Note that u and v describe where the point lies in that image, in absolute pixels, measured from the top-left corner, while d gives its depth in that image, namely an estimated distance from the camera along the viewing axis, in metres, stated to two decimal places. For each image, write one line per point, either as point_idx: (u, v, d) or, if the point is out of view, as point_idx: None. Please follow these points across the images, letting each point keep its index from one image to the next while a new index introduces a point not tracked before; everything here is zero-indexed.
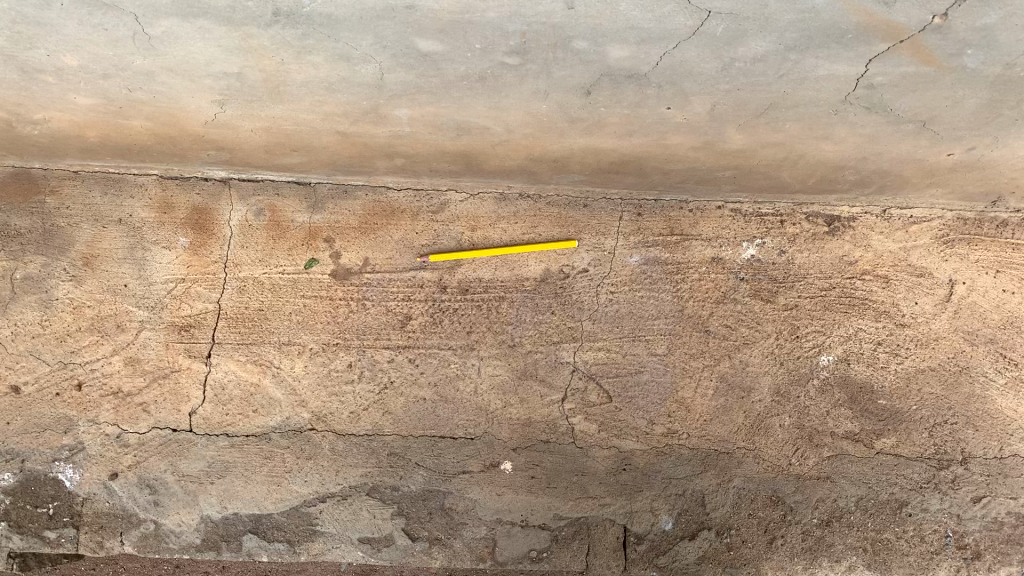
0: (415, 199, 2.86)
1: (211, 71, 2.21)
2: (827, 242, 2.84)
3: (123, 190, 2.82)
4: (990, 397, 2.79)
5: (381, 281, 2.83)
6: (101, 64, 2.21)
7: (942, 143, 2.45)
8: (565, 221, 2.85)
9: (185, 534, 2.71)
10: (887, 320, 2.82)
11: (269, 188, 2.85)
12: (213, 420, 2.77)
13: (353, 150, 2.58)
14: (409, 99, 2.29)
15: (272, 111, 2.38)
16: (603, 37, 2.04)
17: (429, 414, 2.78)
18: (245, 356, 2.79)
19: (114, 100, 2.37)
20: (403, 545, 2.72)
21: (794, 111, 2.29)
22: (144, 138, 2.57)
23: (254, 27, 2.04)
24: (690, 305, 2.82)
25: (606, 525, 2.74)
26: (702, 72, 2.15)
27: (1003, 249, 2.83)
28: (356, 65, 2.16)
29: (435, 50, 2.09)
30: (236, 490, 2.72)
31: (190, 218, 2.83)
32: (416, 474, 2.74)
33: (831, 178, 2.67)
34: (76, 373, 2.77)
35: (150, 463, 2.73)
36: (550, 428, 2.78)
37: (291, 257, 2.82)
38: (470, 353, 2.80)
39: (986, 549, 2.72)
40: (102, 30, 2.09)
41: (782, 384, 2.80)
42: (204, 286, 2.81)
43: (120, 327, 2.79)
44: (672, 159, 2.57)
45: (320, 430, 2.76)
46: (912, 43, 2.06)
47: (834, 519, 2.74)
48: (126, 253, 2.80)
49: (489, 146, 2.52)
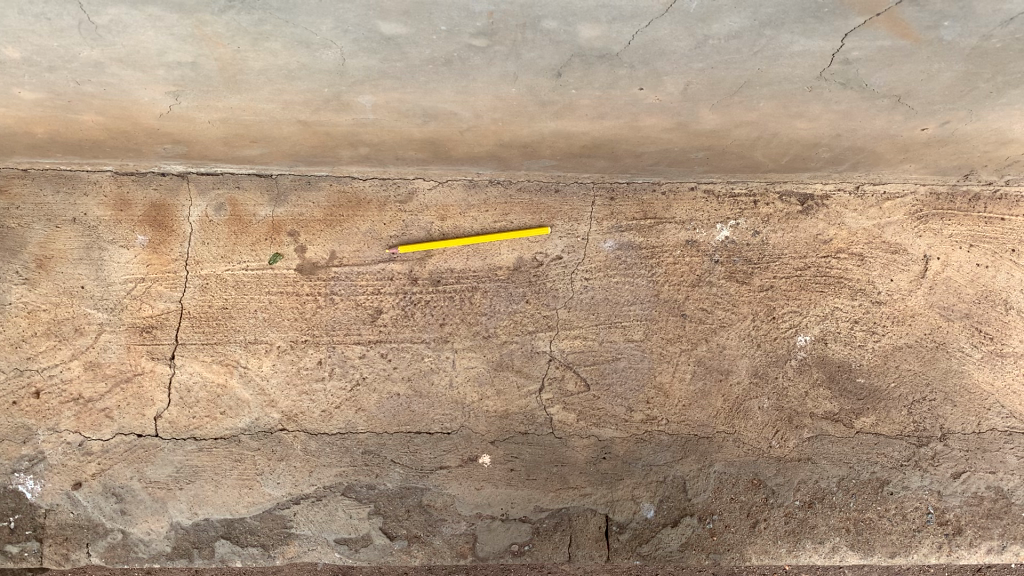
0: (382, 189, 2.77)
1: (164, 61, 2.10)
2: (801, 221, 2.81)
3: (76, 188, 2.70)
4: (967, 372, 2.79)
5: (350, 274, 2.75)
6: (45, 56, 2.09)
7: (916, 118, 2.42)
8: (536, 208, 2.79)
9: (155, 543, 2.62)
10: (863, 298, 2.80)
11: (230, 181, 2.75)
12: (180, 424, 2.68)
13: (316, 139, 2.49)
14: (373, 85, 2.21)
15: (228, 102, 2.28)
16: (573, 16, 1.96)
17: (403, 409, 2.71)
18: (211, 356, 2.70)
19: (62, 94, 2.25)
20: (381, 545, 2.66)
21: (769, 88, 2.25)
22: (96, 133, 2.46)
23: (207, 13, 1.94)
24: (666, 289, 2.78)
25: (587, 515, 2.70)
26: (675, 50, 2.09)
27: (976, 223, 2.82)
28: (316, 51, 2.07)
29: (398, 33, 2.00)
30: (206, 495, 2.64)
31: (148, 215, 2.72)
32: (393, 471, 2.68)
33: (805, 156, 2.63)
34: (33, 380, 2.66)
35: (115, 470, 2.64)
36: (527, 418, 2.73)
37: (255, 252, 2.73)
38: (443, 346, 2.74)
39: (967, 524, 2.71)
40: (45, 20, 1.97)
41: (761, 366, 2.77)
42: (165, 286, 2.71)
43: (78, 330, 2.68)
44: (644, 142, 2.52)
45: (292, 430, 2.68)
46: (889, 16, 2.01)
47: (816, 500, 2.72)
48: (81, 253, 2.69)
49: (456, 132, 2.45)
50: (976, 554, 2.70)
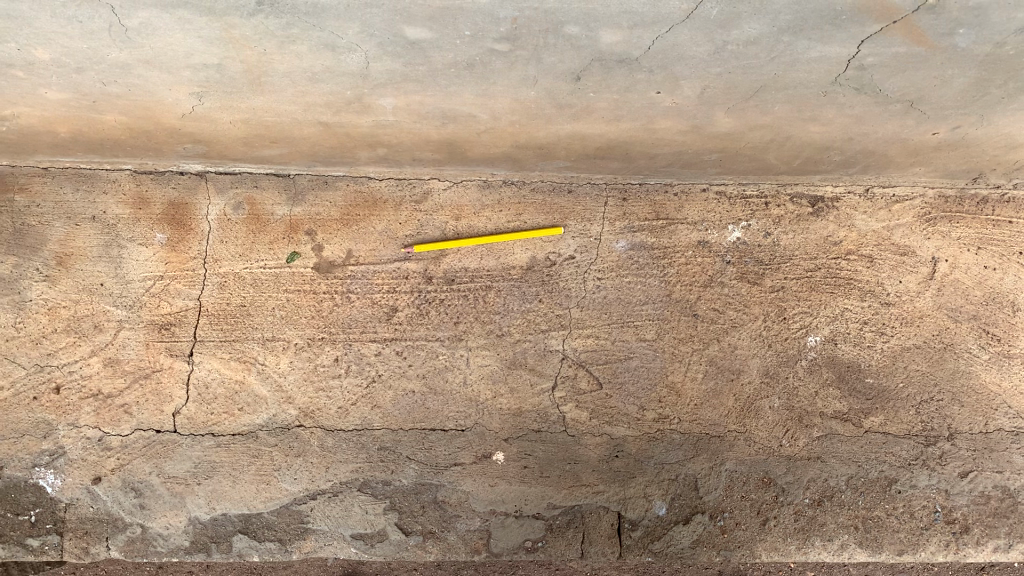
0: (398, 189, 2.80)
1: (190, 63, 2.14)
2: (812, 222, 2.85)
3: (96, 187, 2.73)
4: (974, 372, 2.82)
5: (366, 273, 2.78)
6: (74, 57, 2.12)
7: (928, 123, 2.45)
8: (550, 208, 2.83)
9: (173, 537, 2.66)
10: (872, 299, 2.84)
11: (247, 180, 2.78)
12: (198, 420, 2.71)
13: (335, 140, 2.52)
14: (395, 88, 2.24)
15: (251, 103, 2.32)
16: (596, 22, 2.00)
17: (418, 406, 2.75)
18: (229, 353, 2.73)
19: (88, 95, 2.29)
20: (397, 540, 2.70)
21: (784, 93, 2.28)
22: (118, 133, 2.49)
23: (236, 17, 1.98)
24: (678, 289, 2.81)
25: (600, 512, 2.74)
26: (694, 56, 2.12)
27: (984, 226, 2.85)
28: (341, 54, 2.10)
29: (423, 37, 2.04)
30: (224, 490, 2.68)
31: (167, 213, 2.75)
32: (408, 468, 2.72)
33: (816, 159, 2.67)
34: (53, 376, 2.69)
35: (134, 465, 2.68)
36: (540, 416, 2.77)
37: (272, 251, 2.76)
38: (458, 344, 2.77)
39: (974, 523, 2.75)
40: (76, 22, 2.01)
41: (771, 366, 2.81)
42: (184, 284, 2.74)
43: (98, 327, 2.71)
44: (658, 144, 2.55)
45: (308, 426, 2.72)
46: (905, 23, 2.04)
47: (825, 498, 2.76)
48: (101, 250, 2.72)
49: (474, 133, 2.48)
50: (982, 552, 2.74)
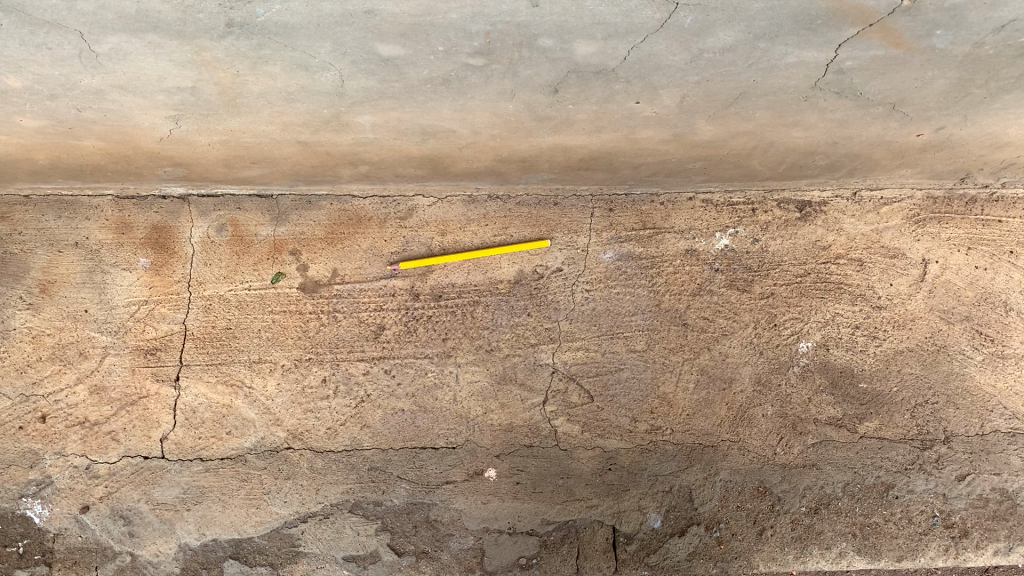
0: (382, 206, 2.78)
1: (164, 87, 2.13)
2: (800, 228, 2.82)
3: (78, 212, 2.71)
4: (969, 374, 2.79)
5: (352, 291, 2.75)
6: (46, 84, 2.12)
7: (911, 124, 2.44)
8: (536, 221, 2.80)
9: (163, 564, 2.64)
10: (864, 303, 2.81)
11: (230, 202, 2.75)
12: (186, 445, 2.68)
13: (316, 159, 2.51)
14: (372, 105, 2.22)
15: (229, 124, 2.30)
16: (569, 34, 1.99)
17: (408, 425, 2.72)
18: (215, 377, 2.70)
19: (63, 121, 2.27)
20: (390, 561, 2.68)
21: (764, 99, 2.26)
22: (97, 158, 2.47)
23: (207, 40, 1.97)
24: (667, 299, 2.79)
25: (594, 527, 2.72)
26: (671, 65, 2.11)
27: (973, 226, 2.82)
28: (315, 73, 2.09)
29: (396, 54, 2.03)
30: (214, 515, 2.66)
31: (150, 237, 2.73)
32: (399, 488, 2.70)
33: (801, 164, 2.65)
34: (39, 406, 2.66)
35: (123, 493, 2.66)
36: (532, 431, 2.74)
37: (257, 272, 2.74)
38: (447, 361, 2.74)
39: (973, 526, 2.73)
40: (46, 49, 2.00)
41: (763, 374, 2.78)
42: (169, 307, 2.72)
43: (83, 354, 2.69)
44: (641, 154, 2.53)
45: (298, 449, 2.70)
46: (881, 26, 2.03)
47: (822, 506, 2.73)
48: (84, 276, 2.70)
49: (455, 149, 2.47)
50: (982, 556, 2.72)
